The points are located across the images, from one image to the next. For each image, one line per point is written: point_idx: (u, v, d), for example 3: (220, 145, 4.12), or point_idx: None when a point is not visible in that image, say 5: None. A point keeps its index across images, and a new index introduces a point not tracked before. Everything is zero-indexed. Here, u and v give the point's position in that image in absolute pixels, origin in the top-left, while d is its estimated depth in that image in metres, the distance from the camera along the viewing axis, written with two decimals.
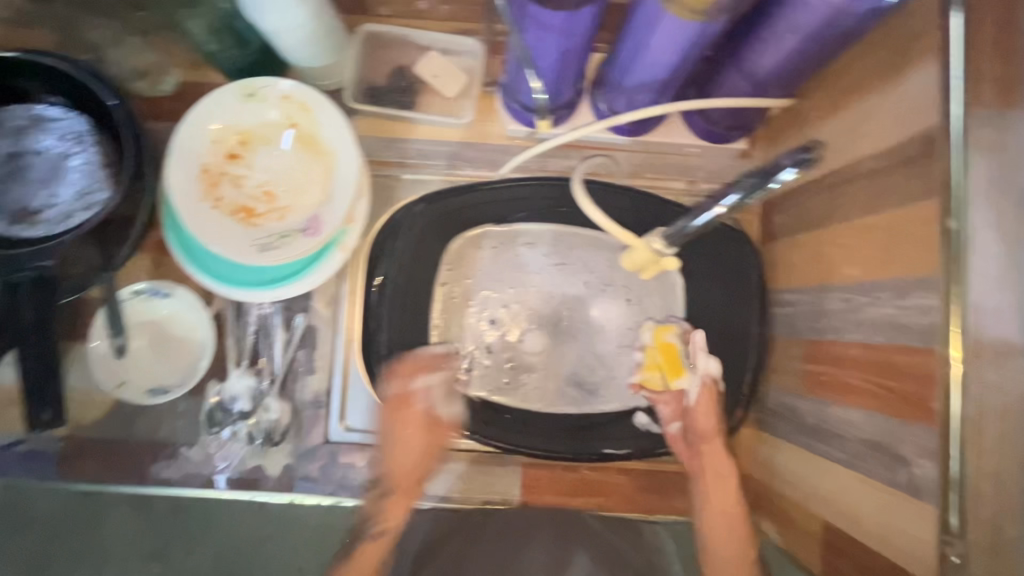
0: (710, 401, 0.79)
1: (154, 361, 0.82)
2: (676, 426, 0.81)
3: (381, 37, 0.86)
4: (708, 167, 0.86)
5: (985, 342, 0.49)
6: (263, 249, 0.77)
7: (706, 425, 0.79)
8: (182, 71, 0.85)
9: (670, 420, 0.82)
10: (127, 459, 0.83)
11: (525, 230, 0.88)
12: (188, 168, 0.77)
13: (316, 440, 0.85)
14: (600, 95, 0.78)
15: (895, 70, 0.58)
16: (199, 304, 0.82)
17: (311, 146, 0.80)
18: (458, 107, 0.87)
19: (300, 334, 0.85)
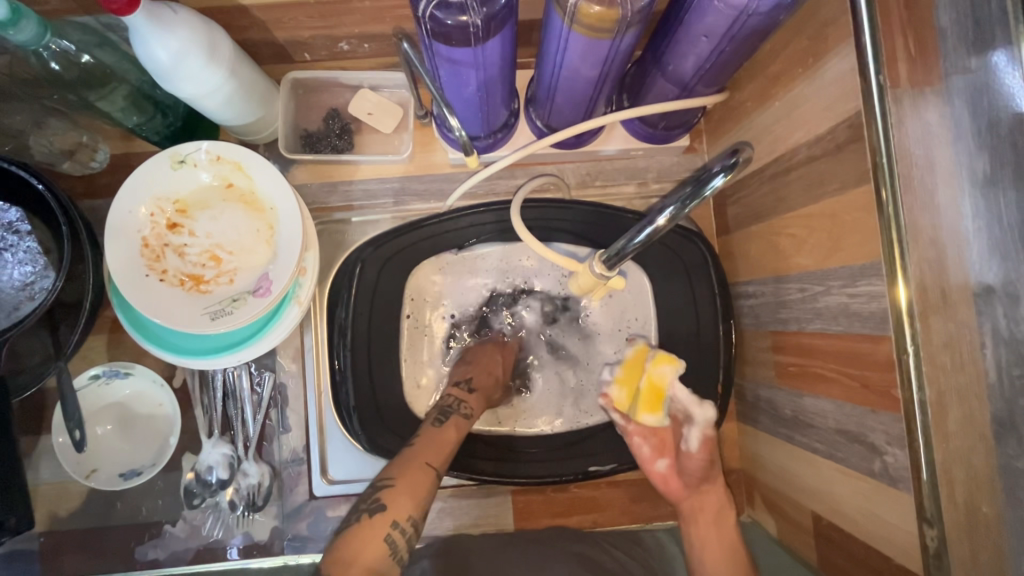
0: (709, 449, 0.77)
1: (124, 443, 0.81)
2: (663, 464, 0.77)
3: (308, 83, 0.84)
4: (655, 168, 0.86)
5: (934, 324, 0.48)
6: (215, 316, 0.75)
7: (704, 462, 0.77)
8: (114, 143, 0.84)
9: (654, 458, 0.77)
10: (110, 546, 0.81)
11: (482, 254, 0.86)
12: (127, 245, 0.75)
13: (300, 498, 0.83)
14: (534, 112, 0.77)
15: (815, 58, 0.58)
16: (162, 380, 0.81)
17: (250, 204, 0.78)
18: (397, 142, 0.85)
19: (270, 393, 0.84)
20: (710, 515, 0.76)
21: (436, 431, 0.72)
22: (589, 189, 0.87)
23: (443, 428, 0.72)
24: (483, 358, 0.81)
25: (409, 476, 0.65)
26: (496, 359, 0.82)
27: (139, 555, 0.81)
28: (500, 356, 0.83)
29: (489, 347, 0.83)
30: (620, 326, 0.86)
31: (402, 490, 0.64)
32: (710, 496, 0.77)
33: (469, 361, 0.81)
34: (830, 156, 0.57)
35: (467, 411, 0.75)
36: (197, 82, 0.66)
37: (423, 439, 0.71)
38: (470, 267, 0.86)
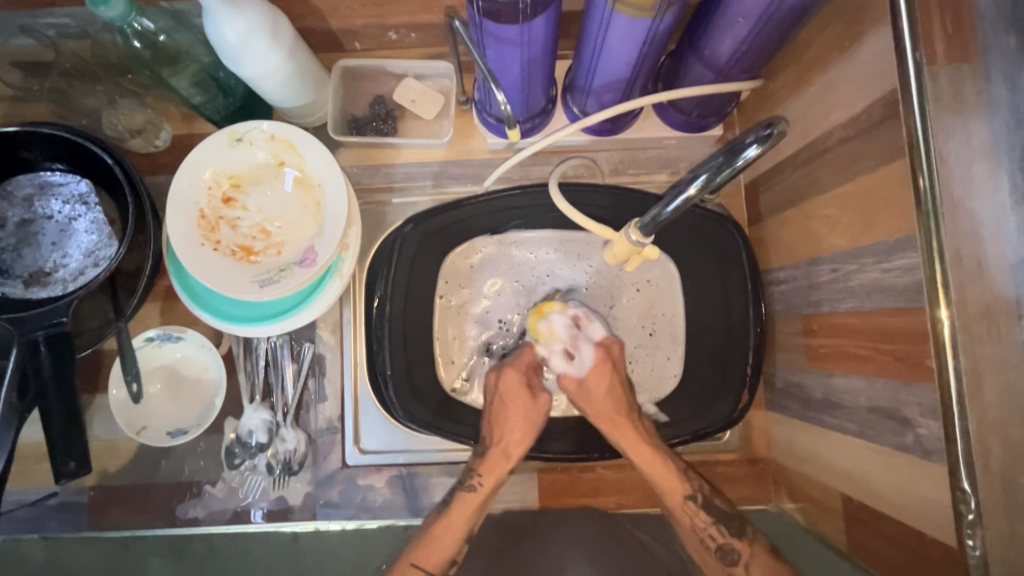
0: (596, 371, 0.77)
1: (172, 404, 0.85)
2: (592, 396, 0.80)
3: (357, 71, 0.89)
4: (688, 157, 0.88)
5: (969, 294, 0.49)
6: (265, 284, 0.79)
7: (602, 391, 0.77)
8: (175, 124, 0.89)
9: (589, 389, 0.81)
10: (154, 502, 0.85)
11: (517, 238, 0.89)
12: (186, 216, 0.80)
13: (333, 466, 0.86)
14: (571, 99, 0.80)
15: (851, 40, 0.59)
16: (209, 345, 0.85)
17: (300, 181, 0.83)
18: (438, 127, 0.89)
19: (309, 363, 0.87)
20: (630, 440, 0.76)
21: (473, 496, 0.77)
22: (622, 176, 0.89)
23: (479, 497, 0.77)
24: (514, 411, 0.79)
25: (442, 533, 0.75)
26: (527, 408, 0.79)
27: (180, 513, 0.85)
28: (536, 406, 0.79)
29: (519, 392, 0.79)
30: (649, 318, 0.88)
31: (436, 547, 0.74)
32: (620, 428, 0.77)
33: (496, 419, 0.79)
34: (865, 135, 0.59)
35: (504, 475, 0.78)
36: (260, 62, 0.70)
37: (456, 503, 0.77)
38: (505, 252, 0.90)
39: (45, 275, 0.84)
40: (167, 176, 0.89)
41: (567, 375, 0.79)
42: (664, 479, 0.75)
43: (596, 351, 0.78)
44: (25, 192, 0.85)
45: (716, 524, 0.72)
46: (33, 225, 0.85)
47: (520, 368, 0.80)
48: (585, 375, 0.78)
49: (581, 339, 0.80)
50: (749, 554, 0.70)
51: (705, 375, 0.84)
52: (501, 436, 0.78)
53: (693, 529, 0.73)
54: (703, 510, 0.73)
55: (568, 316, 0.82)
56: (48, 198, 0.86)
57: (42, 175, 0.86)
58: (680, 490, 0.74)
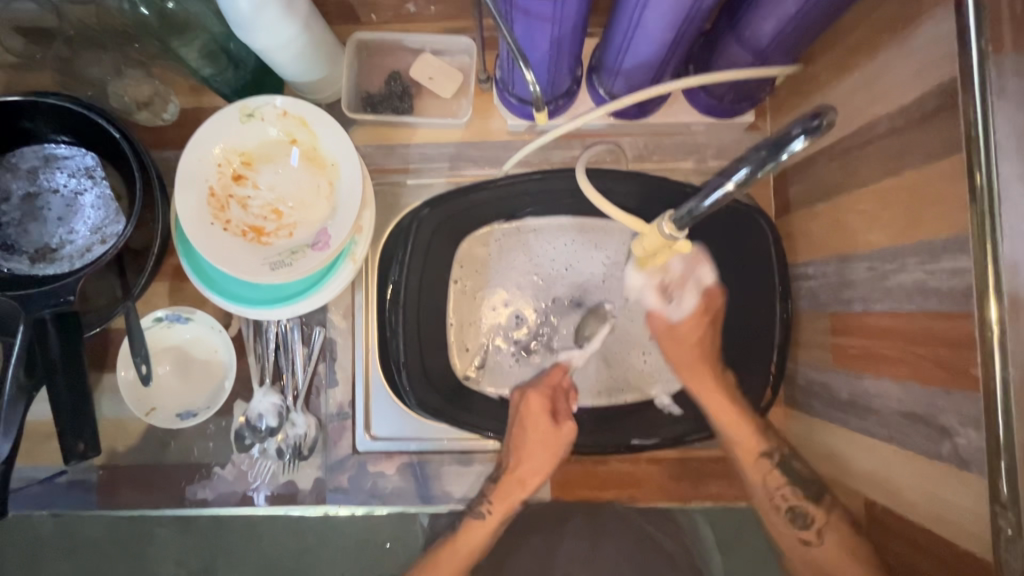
0: (699, 316, 0.80)
1: (181, 385, 0.84)
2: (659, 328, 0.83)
3: (372, 45, 0.85)
4: (715, 144, 0.84)
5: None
6: (276, 266, 0.77)
7: (694, 338, 0.80)
8: (183, 98, 0.86)
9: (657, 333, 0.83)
10: (163, 482, 0.85)
11: (534, 223, 0.87)
12: (195, 194, 0.78)
13: (343, 452, 0.85)
14: (598, 79, 0.76)
15: (906, 22, 0.55)
16: (219, 328, 0.84)
17: (313, 160, 0.80)
18: (456, 107, 0.86)
19: (319, 347, 0.86)
20: (721, 404, 0.79)
21: (484, 522, 0.80)
22: (646, 163, 0.86)
23: (489, 524, 0.80)
24: (533, 438, 0.80)
25: (444, 561, 0.78)
26: (548, 434, 0.80)
27: (189, 494, 0.85)
28: (557, 433, 0.81)
29: (540, 417, 0.81)
30: None
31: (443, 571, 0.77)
32: (704, 382, 0.80)
33: (516, 445, 0.81)
34: (915, 126, 0.55)
35: (517, 502, 0.81)
36: (273, 34, 0.67)
37: (465, 530, 0.80)
38: (524, 237, 0.88)
39: (51, 251, 0.82)
40: (175, 151, 0.86)
41: (659, 314, 0.82)
42: (740, 436, 0.77)
43: (701, 299, 0.80)
44: (30, 164, 0.83)
45: (790, 486, 0.74)
46: (38, 199, 0.83)
47: (543, 392, 0.83)
48: (678, 321, 0.80)
49: (689, 280, 0.80)
50: (825, 521, 0.70)
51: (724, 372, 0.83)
52: (518, 463, 0.81)
53: (767, 489, 0.75)
54: (779, 471, 0.75)
55: (684, 257, 0.79)
56: (53, 171, 0.83)
57: (47, 147, 0.83)
58: (755, 449, 0.77)
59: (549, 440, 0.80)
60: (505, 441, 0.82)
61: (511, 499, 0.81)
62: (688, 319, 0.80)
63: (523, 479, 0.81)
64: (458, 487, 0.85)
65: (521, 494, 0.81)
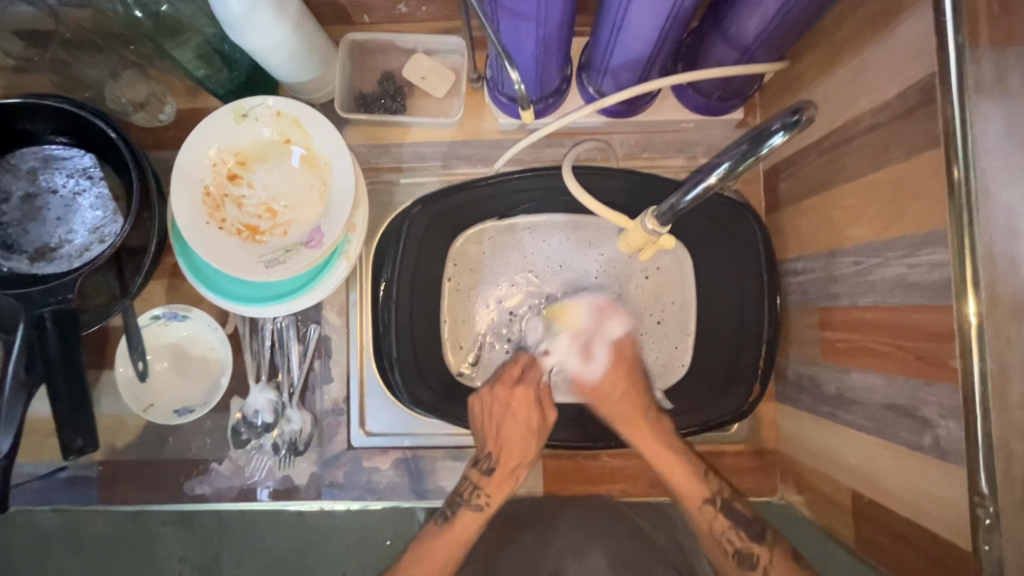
0: (615, 372, 0.81)
1: (178, 382, 0.85)
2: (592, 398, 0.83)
3: (365, 45, 0.86)
4: (705, 141, 0.85)
5: (1002, 291, 0.47)
6: (270, 264, 0.78)
7: (618, 392, 0.80)
8: (180, 99, 0.87)
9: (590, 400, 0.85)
10: (161, 478, 0.86)
11: (525, 221, 0.89)
12: (191, 194, 0.79)
13: (338, 447, 0.86)
14: (587, 78, 0.77)
15: (887, 18, 0.56)
16: (215, 325, 0.85)
17: (306, 160, 0.81)
18: (448, 106, 0.87)
19: (315, 344, 0.87)
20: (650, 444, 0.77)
21: (475, 513, 0.78)
22: (637, 160, 0.87)
23: (482, 517, 0.78)
24: (521, 429, 0.80)
25: (436, 548, 0.75)
26: (537, 425, 0.80)
27: (187, 489, 0.86)
28: (541, 421, 0.80)
29: (529, 408, 0.80)
30: (658, 308, 0.87)
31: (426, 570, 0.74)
32: (643, 431, 0.78)
33: (499, 437, 0.79)
34: (897, 122, 0.56)
35: (511, 490, 0.79)
36: (267, 36, 0.68)
37: (459, 519, 0.77)
38: (516, 234, 0.89)
39: (50, 251, 0.83)
40: (172, 152, 0.87)
41: (581, 376, 0.83)
42: (686, 485, 0.75)
43: (612, 353, 0.83)
44: (29, 165, 0.84)
45: (737, 529, 0.72)
46: (38, 200, 0.84)
47: (531, 384, 0.82)
48: (599, 378, 0.81)
49: (599, 335, 0.84)
50: (768, 560, 0.70)
51: (716, 367, 0.84)
52: (506, 454, 0.79)
53: (712, 534, 0.73)
54: (722, 514, 0.73)
55: (591, 307, 0.85)
56: (52, 172, 0.85)
57: (45, 148, 0.85)
58: (699, 495, 0.74)
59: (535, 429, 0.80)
60: (484, 435, 0.80)
61: (504, 489, 0.79)
62: (607, 373, 0.81)
63: (516, 468, 0.79)
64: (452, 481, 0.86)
65: (512, 484, 0.79)
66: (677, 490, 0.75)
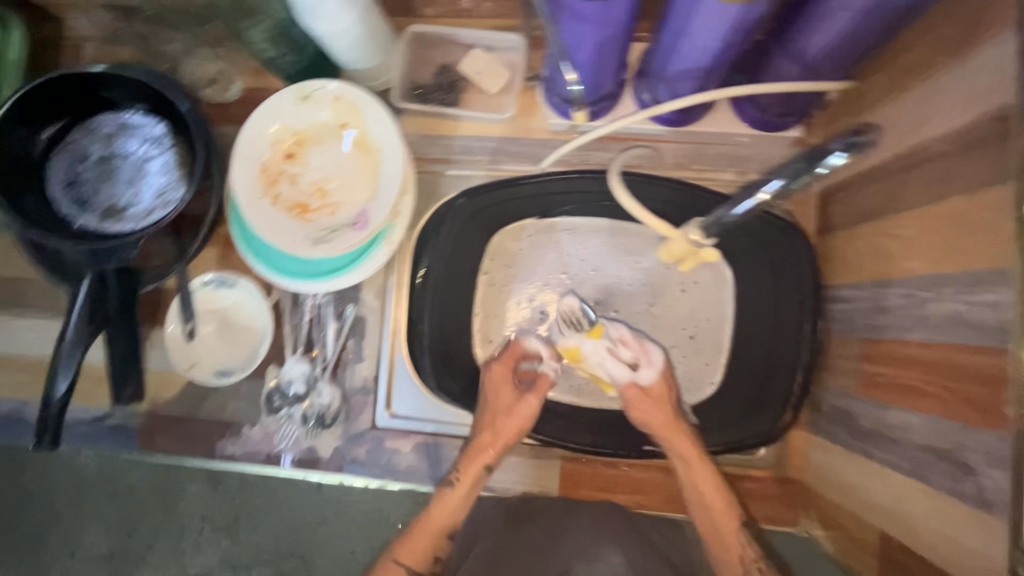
0: (642, 395, 0.81)
1: (220, 346, 0.89)
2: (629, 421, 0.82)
3: (426, 37, 0.88)
4: (759, 158, 0.83)
5: None
6: (317, 242, 0.82)
7: (654, 402, 0.80)
8: (247, 78, 0.91)
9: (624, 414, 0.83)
10: (197, 435, 0.91)
11: (566, 221, 0.89)
12: (250, 168, 0.83)
13: (363, 425, 0.89)
14: (642, 85, 0.77)
15: (962, 45, 0.53)
16: (260, 295, 0.89)
17: (360, 145, 0.84)
18: (500, 102, 0.88)
19: (351, 323, 0.90)
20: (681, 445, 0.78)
21: (453, 493, 0.81)
22: (685, 171, 0.84)
23: (456, 496, 0.80)
24: (499, 408, 0.82)
25: (421, 530, 0.79)
26: (512, 404, 0.83)
27: (219, 449, 0.90)
28: (521, 404, 0.82)
29: (506, 385, 0.83)
30: (692, 323, 0.85)
31: (414, 549, 0.78)
32: (679, 435, 0.79)
33: (482, 414, 0.83)
34: (963, 154, 0.53)
35: (484, 469, 0.81)
36: (334, 23, 0.71)
37: (439, 499, 0.80)
38: (555, 235, 0.89)
39: (118, 211, 0.89)
40: (235, 127, 0.92)
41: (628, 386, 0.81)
42: (722, 508, 0.76)
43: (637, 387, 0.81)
44: (107, 129, 0.90)
45: (764, 558, 0.74)
46: (112, 162, 0.90)
47: (508, 364, 0.85)
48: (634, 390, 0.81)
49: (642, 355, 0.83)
50: None
51: (747, 388, 0.82)
52: (485, 432, 0.82)
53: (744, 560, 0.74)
54: (751, 544, 0.75)
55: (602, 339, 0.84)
56: (127, 138, 0.90)
57: (122, 115, 0.90)
58: (738, 538, 0.75)
59: (517, 406, 0.82)
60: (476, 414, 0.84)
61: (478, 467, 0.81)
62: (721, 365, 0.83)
63: (494, 447, 0.82)
64: None
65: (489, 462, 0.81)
66: (716, 524, 0.76)
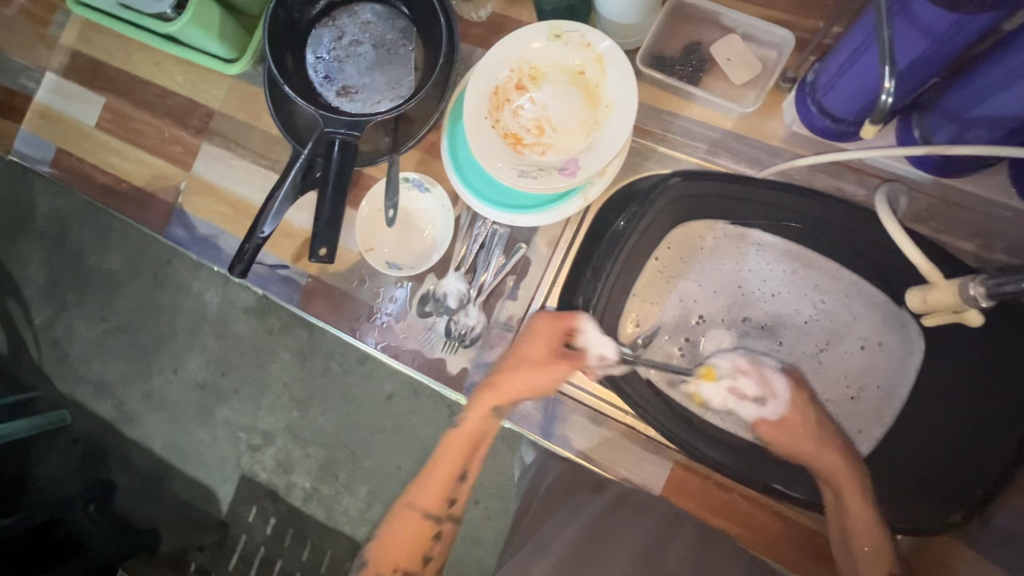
0: (784, 428, 0.77)
1: (398, 241, 0.95)
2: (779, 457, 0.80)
3: (688, 10, 0.86)
4: (1012, 238, 0.75)
5: None
6: (522, 174, 0.84)
7: (801, 426, 0.77)
8: (501, 3, 0.94)
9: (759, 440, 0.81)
10: (349, 311, 0.99)
11: (762, 238, 0.86)
12: (483, 87, 0.86)
13: (495, 357, 0.93)
14: (916, 118, 0.71)
15: None
16: (447, 207, 0.94)
17: (590, 96, 0.84)
18: (741, 95, 0.84)
19: (515, 261, 0.92)
20: (855, 494, 0.74)
21: (464, 437, 0.81)
22: (920, 226, 0.77)
23: (474, 439, 0.81)
24: (529, 362, 0.80)
25: (434, 479, 0.79)
26: (547, 360, 0.79)
27: (362, 331, 0.98)
28: (553, 365, 0.79)
29: (543, 338, 0.80)
30: (859, 383, 0.83)
31: (396, 550, 0.76)
32: (837, 465, 0.75)
33: (507, 363, 0.81)
34: None
35: (495, 416, 0.81)
36: None
37: (446, 445, 0.81)
38: (746, 246, 0.87)
39: (351, 91, 0.96)
40: (474, 46, 0.95)
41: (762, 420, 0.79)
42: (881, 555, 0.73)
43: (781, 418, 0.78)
44: (366, 17, 0.97)
45: None
46: (359, 46, 0.97)
47: (542, 342, 0.80)
48: (782, 414, 0.78)
49: (760, 371, 0.81)
50: None
51: (916, 477, 0.77)
52: (506, 385, 0.80)
53: None
54: None
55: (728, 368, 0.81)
56: (381, 29, 0.97)
57: (384, 8, 0.97)
58: None
59: (549, 367, 0.79)
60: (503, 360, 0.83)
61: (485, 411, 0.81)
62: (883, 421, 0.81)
63: (508, 395, 0.80)
64: (578, 438, 0.89)
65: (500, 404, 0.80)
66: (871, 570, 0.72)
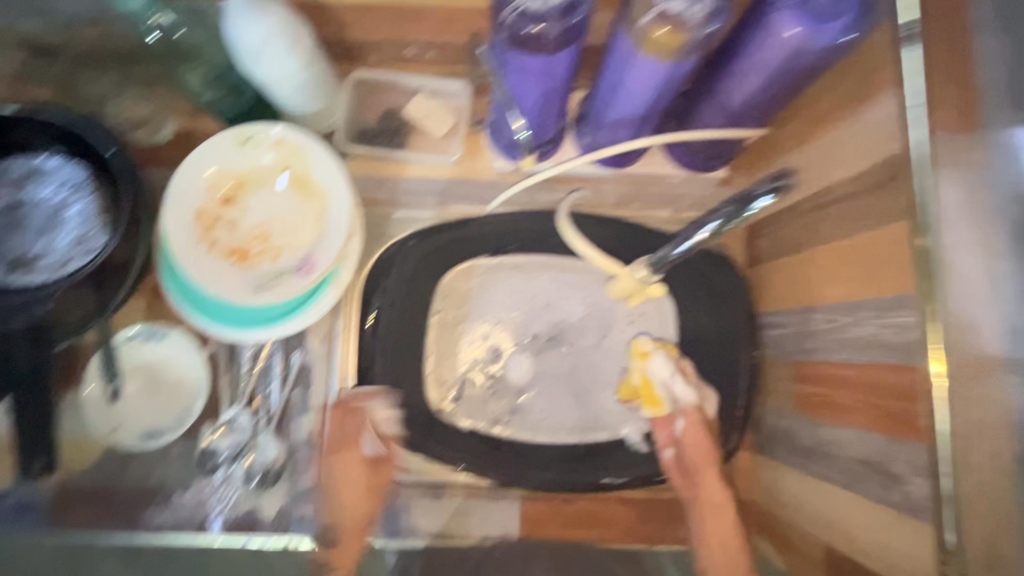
0: (697, 429, 0.80)
1: (148, 404, 0.83)
2: (670, 452, 0.82)
3: (371, 83, 0.89)
4: (694, 197, 0.88)
5: (961, 343, 0.51)
6: (257, 288, 0.79)
7: (696, 440, 0.80)
8: (180, 119, 0.87)
9: (664, 446, 0.82)
10: (117, 505, 0.82)
11: (515, 259, 0.90)
12: (186, 213, 0.79)
13: (309, 481, 0.84)
14: (584, 131, 0.82)
15: (856, 102, 0.62)
16: (193, 346, 0.84)
17: (303, 189, 0.82)
18: (447, 145, 0.89)
19: (296, 372, 0.86)
20: (710, 487, 0.79)
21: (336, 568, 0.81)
22: (625, 209, 0.90)
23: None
24: (353, 489, 0.83)
25: None
26: (369, 481, 0.84)
27: (146, 519, 0.82)
28: (377, 469, 0.85)
29: (358, 467, 0.83)
30: None
31: None
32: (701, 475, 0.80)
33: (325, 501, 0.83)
34: (864, 194, 0.61)
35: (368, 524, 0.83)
36: (274, 69, 0.72)
37: None
38: (505, 272, 0.90)
39: (29, 261, 0.80)
40: (167, 170, 0.87)
41: (688, 406, 0.80)
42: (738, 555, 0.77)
43: (699, 425, 0.80)
44: (17, 175, 0.82)
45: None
46: (22, 210, 0.82)
47: (355, 443, 0.84)
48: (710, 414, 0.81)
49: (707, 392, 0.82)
50: None
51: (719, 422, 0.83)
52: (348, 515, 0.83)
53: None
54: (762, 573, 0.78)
55: (673, 364, 0.83)
56: (41, 184, 0.83)
57: (35, 159, 0.83)
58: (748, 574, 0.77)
59: (375, 468, 0.84)
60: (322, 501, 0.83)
61: (348, 556, 0.82)
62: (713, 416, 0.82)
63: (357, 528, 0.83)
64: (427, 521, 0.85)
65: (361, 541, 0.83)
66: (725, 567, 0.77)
